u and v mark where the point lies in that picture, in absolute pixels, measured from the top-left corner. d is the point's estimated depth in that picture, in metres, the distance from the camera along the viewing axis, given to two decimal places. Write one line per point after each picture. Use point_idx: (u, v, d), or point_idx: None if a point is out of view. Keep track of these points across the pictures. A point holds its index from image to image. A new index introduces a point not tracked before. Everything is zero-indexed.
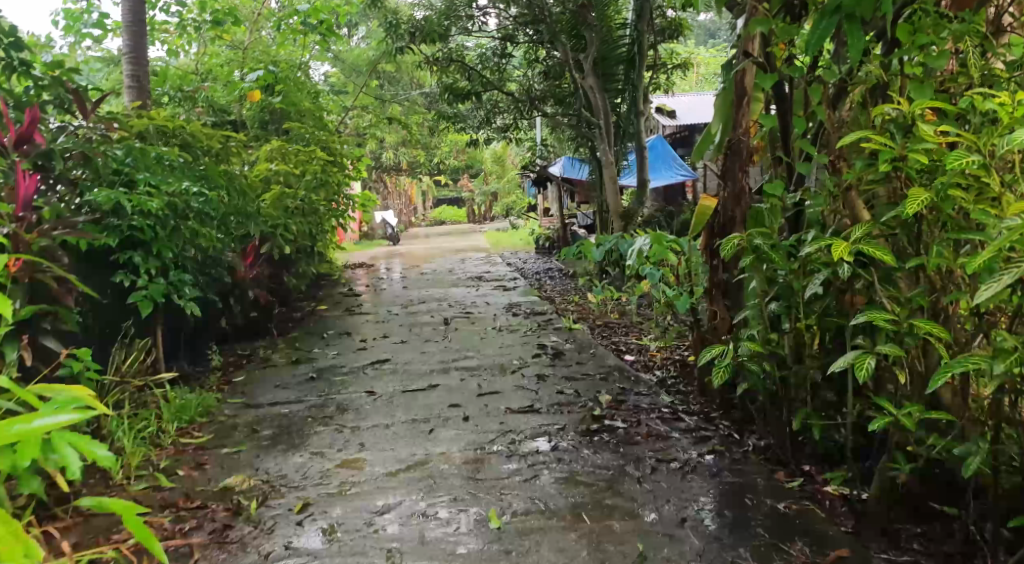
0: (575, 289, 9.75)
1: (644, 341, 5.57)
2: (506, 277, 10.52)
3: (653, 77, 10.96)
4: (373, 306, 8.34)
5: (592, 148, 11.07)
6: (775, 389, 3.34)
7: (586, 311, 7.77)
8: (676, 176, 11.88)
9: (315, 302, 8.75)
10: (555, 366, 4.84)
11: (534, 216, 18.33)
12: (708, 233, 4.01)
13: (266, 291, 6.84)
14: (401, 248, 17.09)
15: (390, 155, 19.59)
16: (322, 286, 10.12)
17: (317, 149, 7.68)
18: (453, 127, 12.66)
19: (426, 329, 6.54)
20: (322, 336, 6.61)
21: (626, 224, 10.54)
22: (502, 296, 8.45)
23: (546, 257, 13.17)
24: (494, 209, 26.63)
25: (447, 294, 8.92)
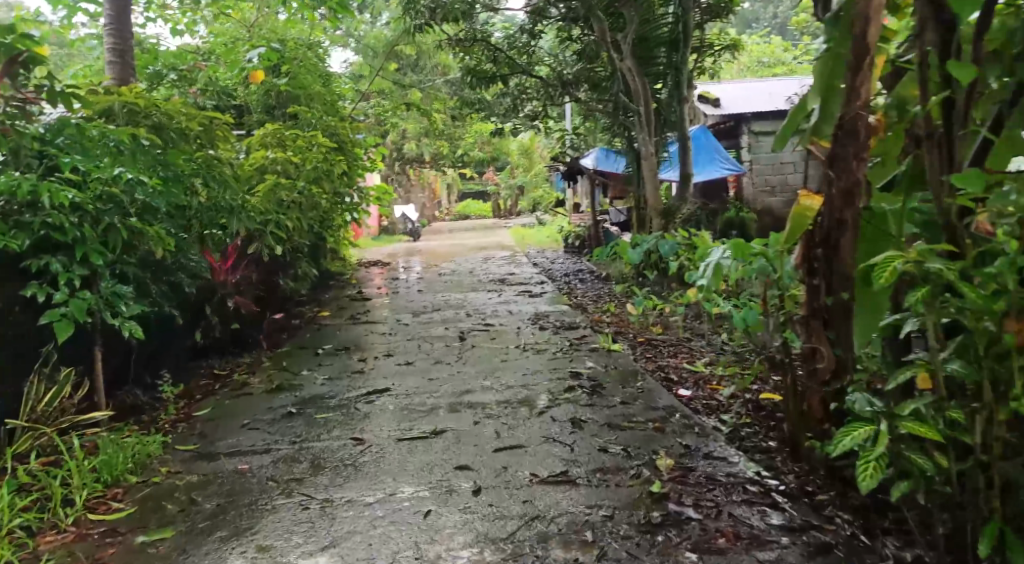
0: (609, 296, 8.79)
1: (702, 373, 4.60)
2: (532, 280, 9.58)
3: (698, 61, 9.96)
4: (382, 312, 7.44)
5: (629, 138, 10.09)
6: (951, 489, 2.43)
7: (624, 323, 6.80)
8: (719, 170, 10.94)
9: (320, 307, 7.87)
10: (593, 406, 3.83)
11: (562, 211, 17.32)
12: (807, 242, 2.96)
13: (256, 297, 5.95)
14: (422, 244, 16.21)
15: (411, 147, 18.64)
16: (332, 288, 9.23)
17: (319, 134, 6.74)
18: (477, 115, 11.71)
19: (437, 346, 5.58)
20: (318, 351, 5.69)
21: (666, 224, 9.56)
22: (528, 304, 7.46)
23: (577, 257, 12.20)
24: (520, 203, 25.64)
25: (466, 300, 7.95)
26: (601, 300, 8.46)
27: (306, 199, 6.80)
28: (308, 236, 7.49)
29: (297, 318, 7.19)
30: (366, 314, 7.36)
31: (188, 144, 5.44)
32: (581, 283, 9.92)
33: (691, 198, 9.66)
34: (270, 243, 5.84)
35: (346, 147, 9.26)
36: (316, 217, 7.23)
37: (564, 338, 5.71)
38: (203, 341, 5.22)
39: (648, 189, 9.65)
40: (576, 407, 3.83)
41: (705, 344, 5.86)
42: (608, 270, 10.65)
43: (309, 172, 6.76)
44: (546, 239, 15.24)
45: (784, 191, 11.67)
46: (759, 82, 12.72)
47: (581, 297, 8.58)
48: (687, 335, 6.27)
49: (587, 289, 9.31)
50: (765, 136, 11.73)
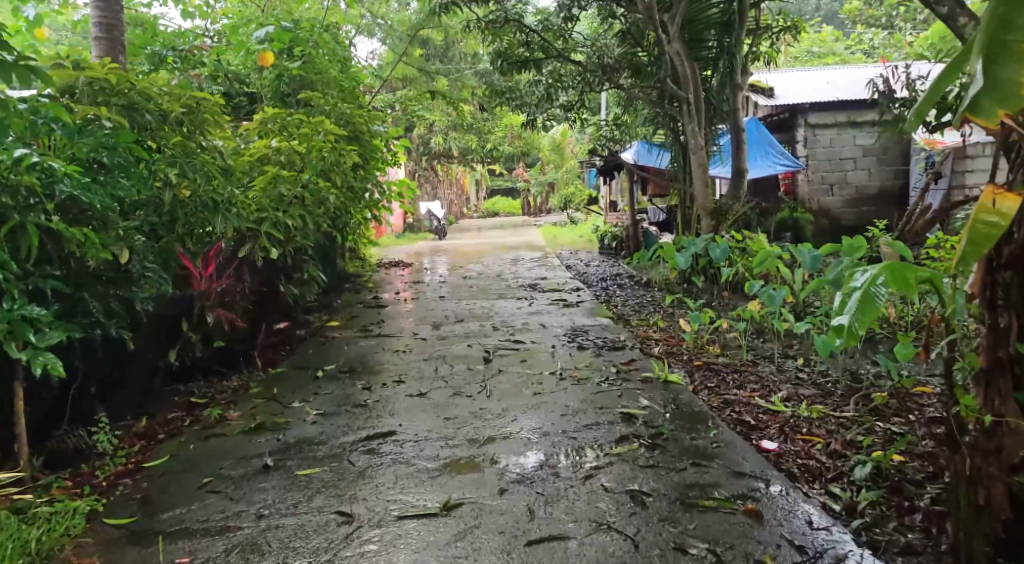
0: (653, 305, 7.90)
1: (785, 419, 3.73)
2: (567, 285, 8.74)
3: (754, 45, 9.08)
4: (399, 322, 6.63)
5: (676, 130, 9.23)
6: None
7: (674, 342, 5.90)
8: (775, 165, 10.13)
9: (330, 315, 7.07)
10: (658, 472, 3.02)
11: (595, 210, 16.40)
12: (994, 260, 2.60)
13: (250, 307, 5.14)
14: (447, 244, 15.37)
15: (438, 141, 17.79)
16: (346, 293, 8.41)
17: (328, 120, 5.89)
18: (508, 105, 10.86)
19: (459, 370, 4.72)
20: (317, 373, 4.82)
21: (716, 225, 8.64)
22: (565, 316, 6.57)
23: (613, 260, 11.30)
24: (551, 201, 24.73)
25: (495, 309, 7.08)
26: (645, 310, 7.56)
27: (311, 194, 5.96)
28: (316, 236, 6.65)
29: (303, 329, 6.39)
30: (381, 324, 6.55)
31: (169, 130, 4.63)
32: (620, 289, 9.04)
33: (745, 195, 8.74)
34: (266, 244, 5.02)
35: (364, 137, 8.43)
36: (325, 216, 6.39)
37: (607, 361, 4.84)
38: (179, 362, 4.42)
39: (697, 186, 8.73)
40: (627, 473, 3.02)
41: (774, 372, 4.95)
42: (649, 275, 9.75)
43: (315, 165, 5.92)
44: (578, 239, 14.33)
45: (841, 189, 11.05)
46: (814, 71, 11.80)
47: (622, 307, 7.69)
48: (750, 359, 5.40)
49: (628, 297, 8.42)
50: (824, 129, 10.93)
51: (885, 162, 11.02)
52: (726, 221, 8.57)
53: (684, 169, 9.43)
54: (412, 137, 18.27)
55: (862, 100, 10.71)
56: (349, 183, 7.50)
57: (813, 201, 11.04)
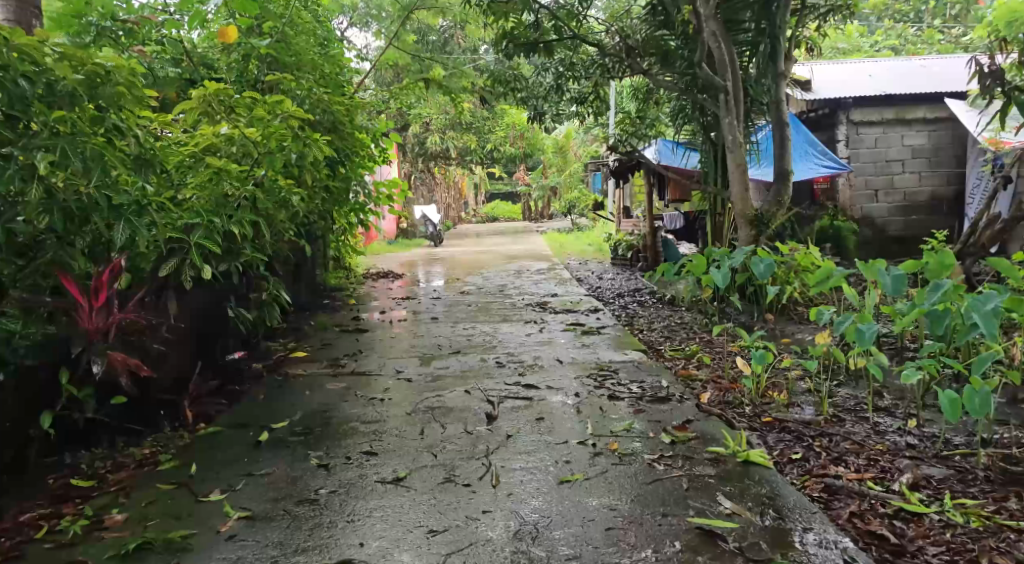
0: (685, 332, 6.70)
1: (928, 525, 2.79)
2: (581, 303, 7.59)
3: (797, 28, 7.85)
4: (382, 354, 5.40)
5: (713, 125, 8.09)
6: None
7: (729, 388, 4.67)
8: (809, 168, 8.86)
9: (299, 342, 5.85)
10: None
11: (604, 215, 15.24)
12: None
13: (177, 345, 3.92)
14: (444, 251, 14.21)
15: (434, 140, 16.59)
16: (322, 313, 7.18)
17: (289, 100, 4.57)
18: (512, 97, 9.66)
19: (452, 436, 3.48)
20: (259, 439, 3.52)
21: (756, 236, 7.42)
22: (587, 348, 5.33)
23: (629, 273, 10.11)
24: (553, 206, 23.49)
25: (502, 335, 5.85)
26: (676, 339, 6.36)
27: (265, 195, 4.66)
28: (276, 247, 5.35)
29: (262, 364, 5.18)
30: (360, 356, 5.33)
31: (67, 108, 3.30)
32: (641, 310, 7.84)
33: (788, 202, 7.53)
34: (196, 263, 3.77)
35: (345, 129, 7.19)
36: (286, 223, 5.06)
37: (646, 420, 3.67)
38: (57, 429, 3.29)
39: (734, 192, 7.50)
40: None
41: (872, 439, 3.74)
42: (671, 291, 8.61)
43: (272, 157, 4.61)
44: (588, 247, 13.16)
45: (888, 195, 9.87)
46: (857, 63, 10.60)
47: (648, 335, 6.47)
48: (831, 414, 4.20)
49: (653, 321, 7.22)
50: (870, 127, 9.76)
51: (936, 166, 9.85)
52: (766, 232, 7.38)
53: (715, 170, 8.21)
54: (407, 136, 17.05)
55: (913, 95, 9.58)
56: (322, 183, 6.23)
57: (857, 209, 9.86)
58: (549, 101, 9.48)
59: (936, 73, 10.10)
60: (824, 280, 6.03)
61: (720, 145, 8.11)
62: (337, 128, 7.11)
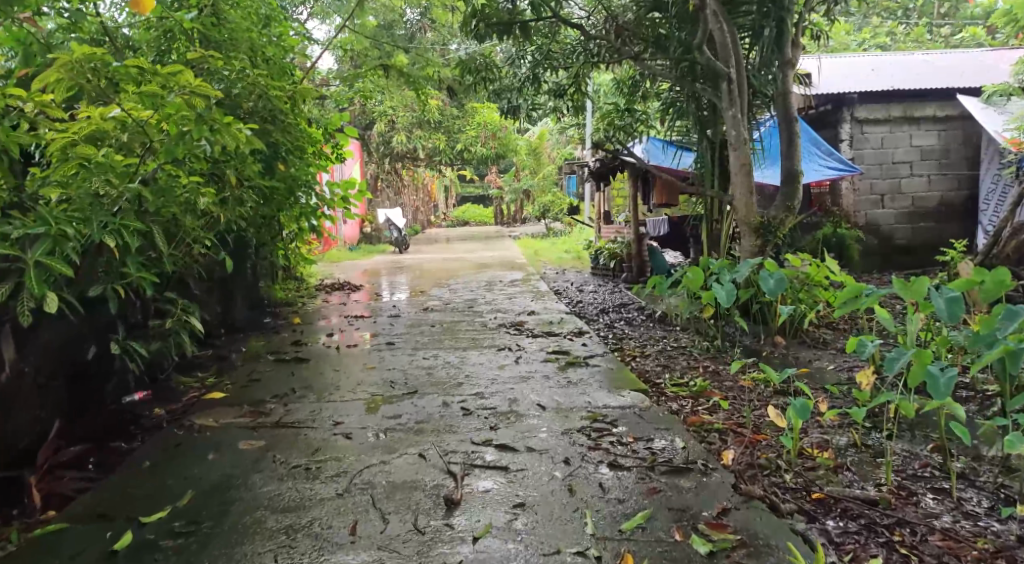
0: (684, 360, 5.75)
1: None
2: (560, 321, 6.64)
3: (809, 9, 6.88)
4: (321, 394, 4.36)
5: (712, 121, 7.13)
6: None
7: (754, 444, 3.70)
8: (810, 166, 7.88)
9: (221, 377, 4.81)
10: None
11: (582, 220, 14.25)
12: None
13: (24, 394, 3.10)
14: (410, 258, 13.15)
15: (401, 139, 15.59)
16: (258, 337, 6.12)
17: (188, 71, 3.48)
18: (484, 89, 8.63)
19: (406, 542, 2.62)
20: (115, 548, 2.61)
21: (762, 246, 6.45)
22: (574, 385, 4.35)
23: (613, 285, 9.18)
24: (526, 210, 22.49)
25: (469, 367, 4.83)
26: (675, 369, 5.42)
27: (159, 196, 3.63)
28: (184, 255, 4.30)
29: (167, 410, 4.14)
30: (293, 398, 4.28)
31: None
32: (631, 331, 6.89)
33: (798, 207, 6.56)
34: (36, 288, 2.89)
35: (290, 121, 6.07)
36: (192, 226, 4.01)
37: (651, 512, 2.79)
38: None
39: (736, 196, 6.51)
40: None
41: (962, 531, 2.81)
42: (662, 306, 7.66)
43: (173, 148, 3.54)
44: (566, 254, 12.18)
45: (894, 200, 8.91)
46: (860, 56, 9.69)
47: (641, 365, 5.52)
48: (896, 485, 3.23)
49: (644, 345, 6.27)
50: (876, 125, 8.79)
51: (947, 168, 8.90)
52: (773, 241, 6.41)
53: (712, 172, 7.27)
54: (371, 135, 16.01)
55: (922, 90, 8.67)
56: (248, 178, 5.15)
57: (860, 215, 8.90)
58: (524, 94, 8.47)
59: (946, 67, 9.23)
60: (849, 300, 5.08)
61: (718, 144, 7.18)
62: (281, 120, 5.98)
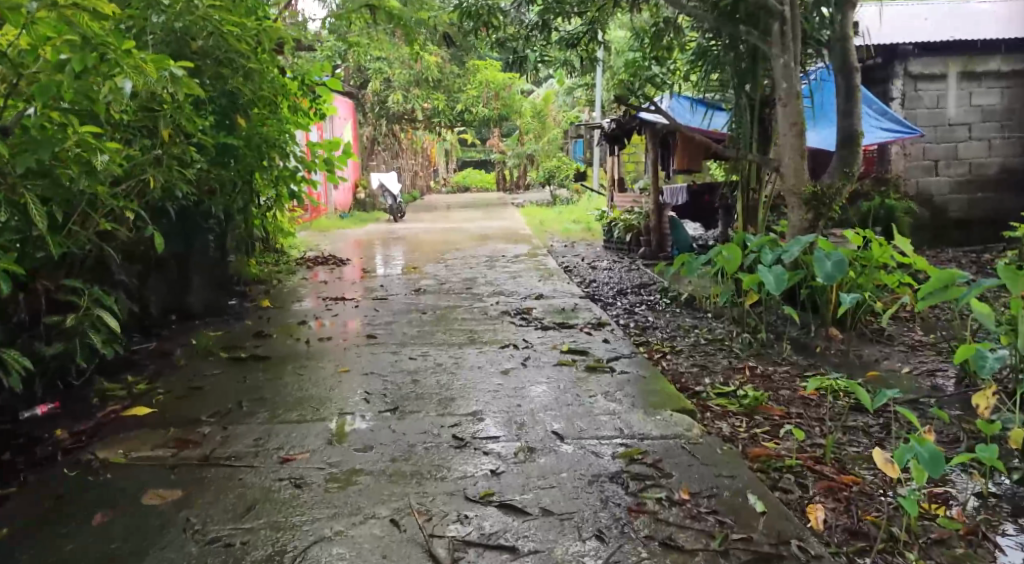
0: (726, 358, 4.79)
1: None
2: (574, 306, 5.70)
3: None
4: (274, 411, 3.38)
5: (755, 72, 6.11)
6: None
7: (845, 494, 2.77)
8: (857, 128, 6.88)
9: (157, 379, 3.88)
10: None
11: (591, 187, 13.23)
12: None
13: None
14: (406, 227, 12.19)
15: (397, 98, 14.55)
16: (216, 325, 5.15)
17: None
18: (486, 36, 7.59)
19: None
20: None
21: (813, 220, 5.46)
22: (598, 404, 3.38)
23: (629, 262, 8.22)
24: (530, 176, 21.41)
25: (466, 374, 3.87)
26: (716, 374, 4.46)
27: (35, 149, 2.65)
28: (91, 221, 3.33)
29: (73, 429, 3.23)
30: (237, 416, 3.31)
31: None
32: (656, 319, 5.92)
33: (856, 174, 5.56)
34: None
35: (258, 70, 5.05)
36: (96, 187, 3.04)
37: None
38: None
39: (783, 161, 5.50)
40: None
41: None
42: (689, 288, 6.70)
43: (53, 84, 2.57)
44: (575, 225, 11.19)
45: (949, 166, 7.91)
46: (909, 3, 8.62)
47: (673, 368, 4.56)
48: None
49: (675, 338, 5.31)
50: (930, 81, 7.76)
51: (1009, 129, 7.89)
52: (827, 213, 5.41)
53: (752, 132, 6.24)
54: (366, 94, 14.92)
55: (985, 41, 7.62)
56: (187, 132, 4.14)
57: (910, 183, 7.91)
58: (531, 43, 7.45)
59: (1007, 15, 8.17)
60: (937, 291, 4.04)
61: (758, 100, 6.16)
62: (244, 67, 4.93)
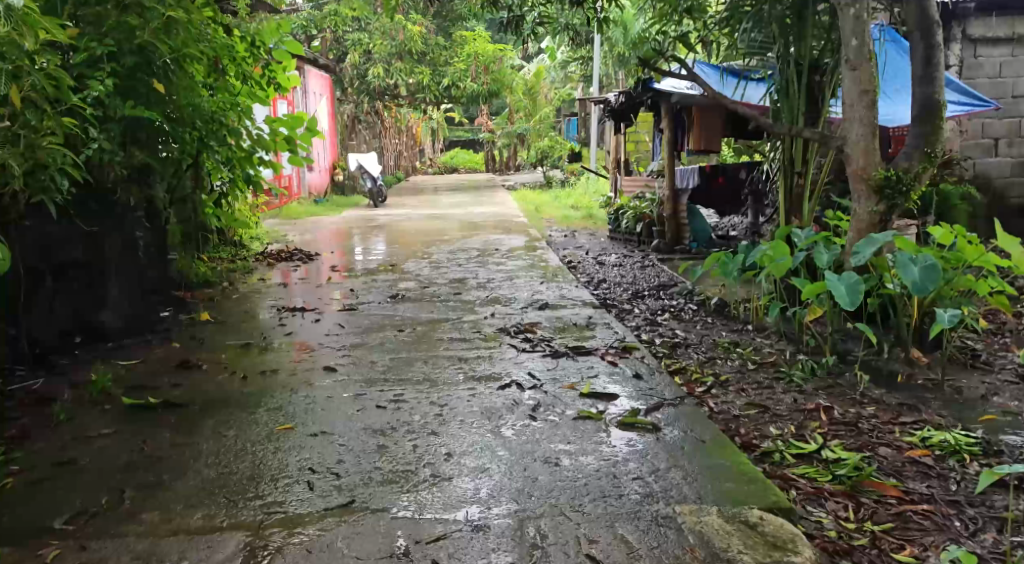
0: (789, 395, 3.70)
1: None
2: (588, 320, 4.62)
3: None
4: (168, 505, 2.31)
5: (804, 30, 5.02)
6: None
7: None
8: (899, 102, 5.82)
9: (15, 445, 2.77)
10: None
11: (589, 170, 12.12)
12: None
13: None
14: (386, 214, 11.05)
15: (378, 72, 13.36)
16: (132, 352, 4.02)
17: None
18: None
19: None
20: None
21: (886, 212, 4.37)
22: (646, 497, 2.30)
23: (643, 257, 7.14)
24: (521, 158, 20.21)
25: (456, 437, 2.80)
26: (783, 421, 3.38)
27: None
28: None
29: None
30: (110, 520, 2.23)
31: None
32: (686, 334, 4.83)
33: (941, 156, 4.46)
34: None
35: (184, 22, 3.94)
36: None
37: None
38: None
39: (849, 138, 4.39)
40: None
41: None
42: (721, 292, 5.61)
43: None
44: (574, 213, 10.09)
45: (1012, 145, 6.86)
46: None
47: (726, 412, 3.47)
48: None
49: (717, 363, 4.21)
50: (992, 46, 6.69)
51: None
52: (904, 204, 4.33)
53: (800, 105, 5.15)
54: (343, 68, 13.72)
55: None
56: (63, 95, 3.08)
57: (966, 165, 6.86)
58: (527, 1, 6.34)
59: None
60: None
61: (806, 64, 5.06)
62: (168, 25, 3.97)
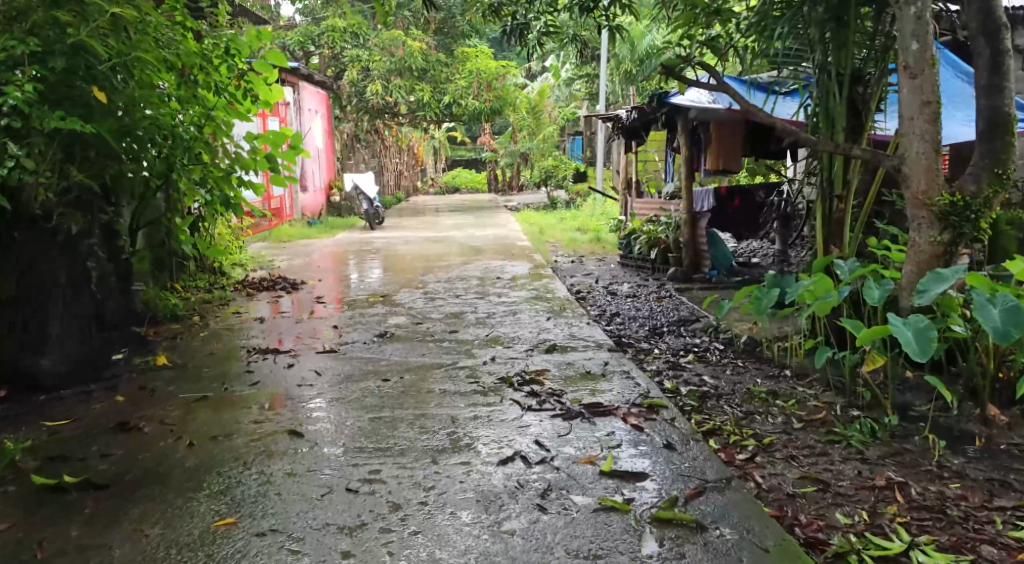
0: (850, 464, 3.07)
1: None
2: (602, 365, 4.00)
3: None
4: None
5: (846, 33, 4.43)
6: None
7: None
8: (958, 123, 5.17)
9: None
10: None
11: (597, 190, 11.49)
12: None
13: None
14: (382, 236, 10.44)
15: (376, 89, 12.77)
16: (65, 409, 3.39)
17: None
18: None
19: None
20: None
21: (952, 242, 3.76)
22: None
23: (659, 286, 6.52)
24: (525, 177, 19.61)
25: (444, 540, 2.24)
26: (851, 504, 2.74)
27: None
28: None
29: None
30: None
31: None
32: (716, 380, 4.19)
33: (1013, 178, 3.84)
34: None
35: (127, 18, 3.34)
36: None
37: None
38: None
39: (907, 157, 3.79)
40: None
41: None
42: (752, 329, 4.98)
43: None
44: (582, 236, 9.46)
45: None
46: None
47: (777, 490, 2.82)
48: None
49: (757, 419, 3.57)
50: None
51: None
52: (973, 232, 3.72)
53: (842, 118, 4.54)
54: (341, 84, 13.17)
55: None
56: None
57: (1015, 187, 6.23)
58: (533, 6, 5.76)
59: None
60: None
61: (848, 73, 4.47)
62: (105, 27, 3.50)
